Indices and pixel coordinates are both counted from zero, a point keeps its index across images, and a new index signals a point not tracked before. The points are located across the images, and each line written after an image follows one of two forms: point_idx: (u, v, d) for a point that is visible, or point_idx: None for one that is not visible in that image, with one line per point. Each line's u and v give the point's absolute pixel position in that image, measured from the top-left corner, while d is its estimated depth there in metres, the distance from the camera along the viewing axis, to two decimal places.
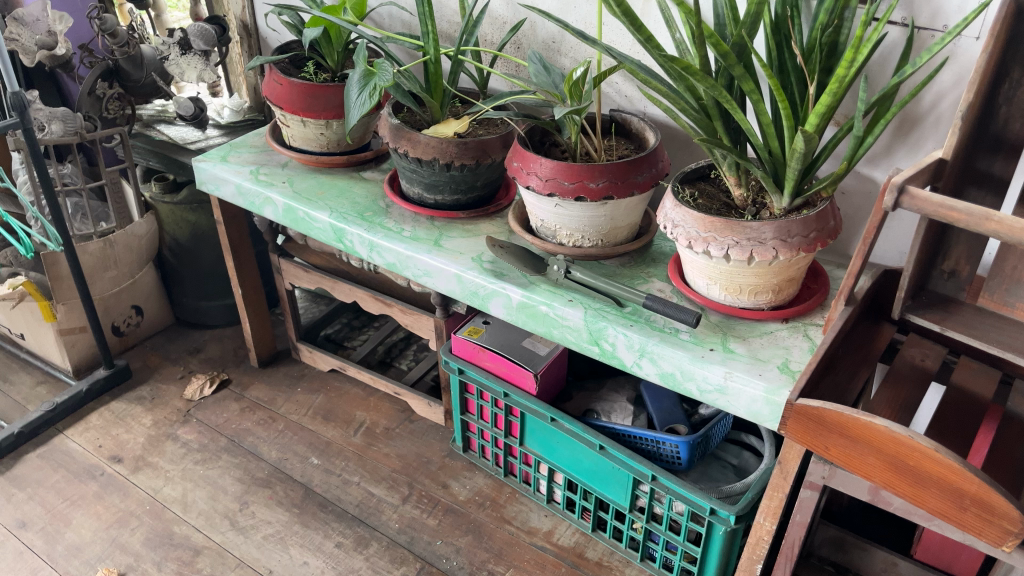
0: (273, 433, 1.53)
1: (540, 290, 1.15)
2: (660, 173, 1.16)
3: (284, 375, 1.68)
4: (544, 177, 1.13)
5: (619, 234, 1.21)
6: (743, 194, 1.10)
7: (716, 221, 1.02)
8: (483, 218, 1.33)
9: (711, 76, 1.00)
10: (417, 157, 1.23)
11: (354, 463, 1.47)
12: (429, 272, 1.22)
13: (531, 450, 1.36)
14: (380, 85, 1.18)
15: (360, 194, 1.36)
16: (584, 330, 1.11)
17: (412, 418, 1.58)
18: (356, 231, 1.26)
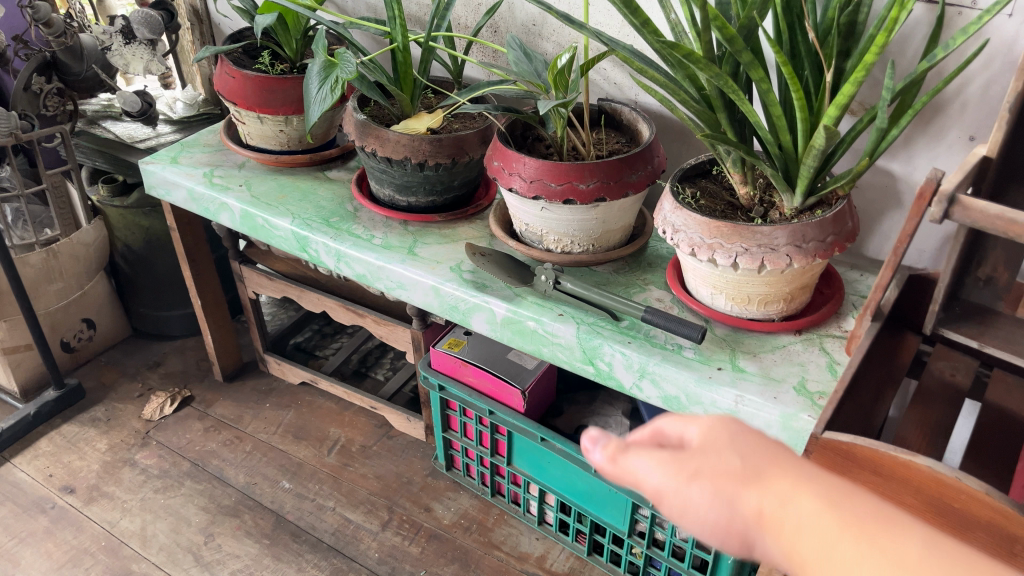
0: (241, 455, 1.42)
1: (527, 303, 1.03)
2: (656, 171, 1.05)
3: (252, 390, 1.55)
4: (528, 178, 1.02)
5: (612, 237, 1.09)
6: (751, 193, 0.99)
7: (723, 225, 0.92)
8: (462, 221, 1.21)
9: (716, 63, 0.89)
10: (386, 156, 1.13)
11: (329, 486, 1.36)
12: (403, 284, 1.10)
13: (520, 470, 1.26)
14: (343, 78, 1.08)
15: (324, 197, 1.24)
16: (577, 348, 0.99)
17: (390, 433, 1.46)
18: (322, 239, 1.14)
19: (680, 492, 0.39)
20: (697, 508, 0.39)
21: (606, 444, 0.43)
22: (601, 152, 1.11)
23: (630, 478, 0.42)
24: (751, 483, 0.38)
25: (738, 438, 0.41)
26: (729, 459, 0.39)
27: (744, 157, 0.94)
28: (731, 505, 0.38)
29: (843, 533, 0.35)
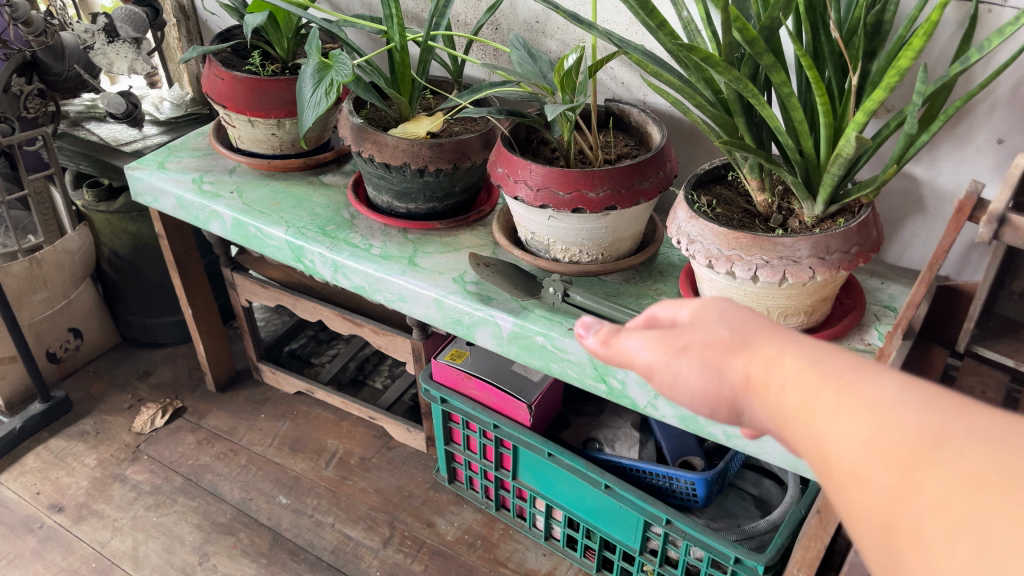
0: (236, 469, 1.37)
1: (535, 317, 0.99)
2: (668, 176, 1.01)
3: (245, 400, 1.50)
4: (534, 187, 0.97)
5: (622, 245, 1.04)
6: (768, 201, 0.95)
7: (742, 236, 0.88)
8: (464, 227, 1.16)
9: (735, 65, 0.84)
10: (384, 162, 1.08)
11: (328, 501, 1.32)
12: (404, 296, 1.06)
13: (525, 484, 1.21)
14: (338, 81, 1.02)
15: (319, 203, 1.19)
16: (588, 365, 0.95)
17: (390, 445, 1.41)
18: (318, 249, 1.09)
19: (668, 364, 0.47)
20: (691, 378, 0.46)
21: (599, 328, 0.51)
22: (609, 156, 1.07)
23: (624, 354, 0.50)
24: (737, 357, 0.45)
25: (738, 318, 0.47)
26: (716, 333, 0.47)
27: (763, 164, 0.90)
28: (716, 371, 0.45)
29: (817, 383, 0.39)
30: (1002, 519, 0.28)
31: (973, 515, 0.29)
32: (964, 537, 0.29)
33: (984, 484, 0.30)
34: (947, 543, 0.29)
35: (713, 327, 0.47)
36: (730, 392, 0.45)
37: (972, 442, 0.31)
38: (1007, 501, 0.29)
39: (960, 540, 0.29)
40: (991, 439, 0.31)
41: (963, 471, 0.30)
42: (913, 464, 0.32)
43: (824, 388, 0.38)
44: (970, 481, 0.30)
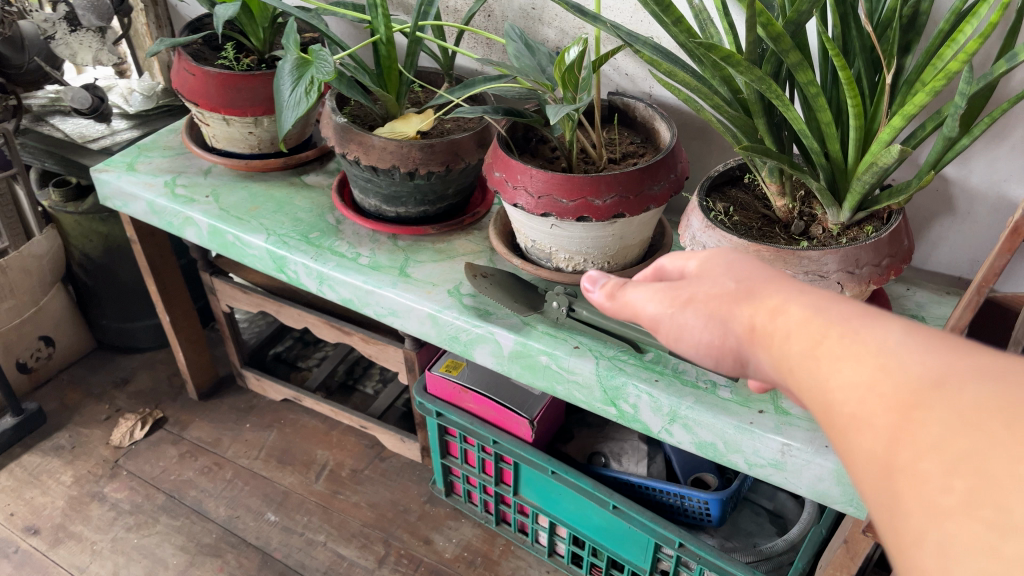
0: (220, 484, 1.30)
1: (538, 334, 0.92)
2: (679, 179, 0.93)
3: (230, 409, 1.42)
4: (535, 193, 0.90)
5: (630, 252, 0.97)
6: (789, 206, 0.88)
7: (764, 249, 0.80)
8: (458, 232, 1.08)
9: (757, 63, 0.76)
10: (371, 165, 1.00)
11: (318, 517, 1.25)
12: (395, 311, 0.98)
13: (527, 500, 1.15)
14: (320, 78, 0.94)
15: (301, 207, 1.10)
16: (597, 387, 0.88)
17: (383, 455, 1.35)
18: (301, 260, 1.01)
19: (664, 311, 0.70)
20: (693, 325, 0.67)
21: (604, 286, 0.75)
22: (614, 154, 1.00)
23: (624, 299, 0.75)
24: (746, 310, 0.61)
25: (721, 270, 0.68)
26: (724, 287, 0.65)
27: (785, 169, 0.82)
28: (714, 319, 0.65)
29: (825, 330, 0.43)
30: (985, 445, 0.31)
31: (968, 448, 0.31)
32: (950, 461, 0.32)
33: (974, 417, 0.32)
34: (931, 464, 0.32)
35: (717, 281, 0.66)
36: (742, 337, 0.60)
37: (971, 386, 0.34)
38: (991, 432, 0.31)
39: (949, 463, 0.32)
40: (982, 378, 0.34)
41: (954, 406, 0.33)
42: (915, 401, 0.35)
43: (831, 336, 0.42)
44: (965, 417, 0.33)
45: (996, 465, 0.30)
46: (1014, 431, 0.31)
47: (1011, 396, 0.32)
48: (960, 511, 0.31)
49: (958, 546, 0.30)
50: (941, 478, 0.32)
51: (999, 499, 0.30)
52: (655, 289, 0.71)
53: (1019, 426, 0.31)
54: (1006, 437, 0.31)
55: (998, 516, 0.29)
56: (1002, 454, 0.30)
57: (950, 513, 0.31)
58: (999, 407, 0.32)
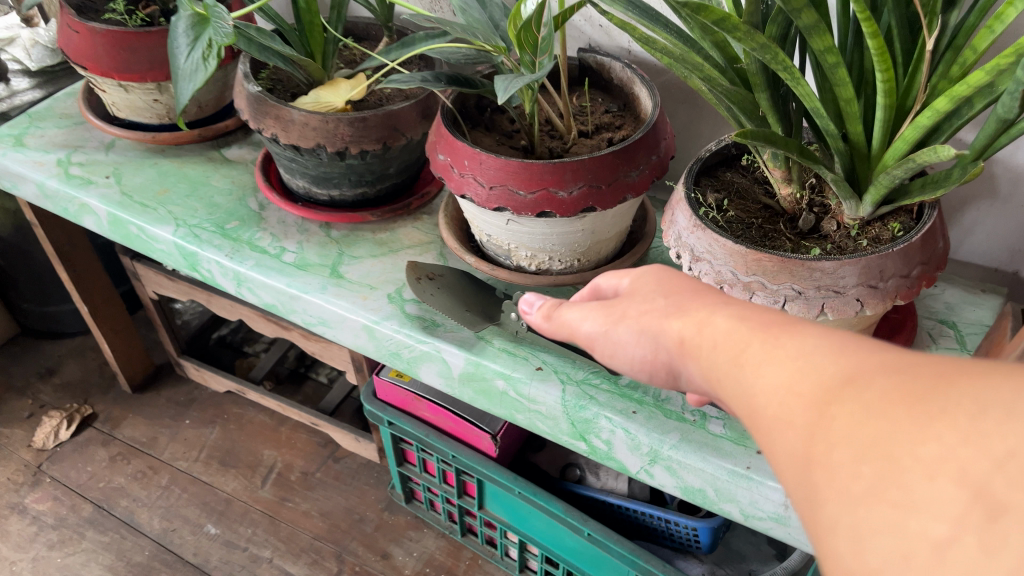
0: (155, 492, 1.16)
1: (494, 352, 0.77)
2: (663, 161, 0.77)
3: (167, 402, 1.27)
4: (486, 184, 0.73)
5: (604, 247, 0.81)
6: (795, 194, 0.72)
7: (766, 257, 0.65)
8: (405, 217, 0.92)
9: (759, 26, 0.58)
10: (293, 144, 0.83)
11: (264, 530, 1.12)
12: (326, 320, 0.82)
13: (494, 515, 1.02)
14: (219, 42, 0.76)
15: (219, 189, 0.94)
16: (562, 418, 0.73)
17: (337, 454, 1.21)
18: (215, 258, 0.85)
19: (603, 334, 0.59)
20: (628, 343, 0.57)
21: (537, 305, 0.65)
22: (585, 127, 0.84)
23: (562, 324, 0.65)
24: (677, 324, 0.50)
25: (659, 276, 0.58)
26: (656, 304, 0.55)
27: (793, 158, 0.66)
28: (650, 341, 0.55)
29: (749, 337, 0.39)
30: (891, 426, 0.27)
31: (879, 430, 0.27)
32: (854, 449, 0.28)
33: (877, 403, 0.28)
34: (836, 454, 0.28)
35: (648, 298, 0.56)
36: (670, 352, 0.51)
37: (881, 371, 0.30)
38: (894, 415, 0.27)
39: (853, 452, 0.28)
40: (889, 368, 0.30)
41: (861, 393, 0.29)
42: (825, 395, 0.31)
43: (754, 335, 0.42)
44: (873, 402, 0.28)
45: (899, 446, 0.26)
46: (916, 413, 0.27)
47: (915, 378, 0.28)
48: (871, 497, 0.26)
49: (864, 536, 0.25)
50: (846, 467, 0.27)
51: (900, 478, 0.25)
52: (588, 306, 0.62)
53: (925, 404, 0.27)
54: (908, 418, 0.27)
55: (902, 496, 0.25)
56: (909, 432, 0.26)
57: (855, 502, 0.26)
58: (904, 389, 0.28)
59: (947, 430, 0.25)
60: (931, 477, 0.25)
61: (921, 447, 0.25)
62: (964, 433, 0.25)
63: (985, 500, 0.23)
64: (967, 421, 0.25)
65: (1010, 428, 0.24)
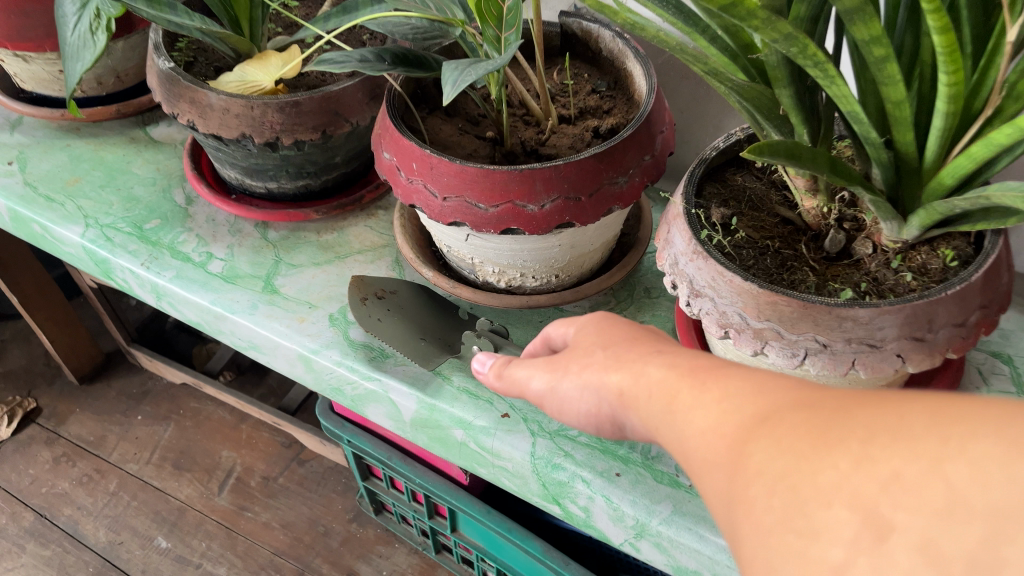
0: (102, 500, 1.06)
1: (452, 393, 0.64)
2: (660, 160, 0.63)
3: (118, 395, 1.16)
4: (439, 193, 0.60)
5: (588, 260, 0.67)
6: (821, 208, 0.58)
7: (783, 300, 0.51)
8: (359, 212, 0.79)
9: (783, 6, 0.43)
10: (214, 135, 0.69)
11: (220, 544, 1.01)
12: (257, 345, 0.69)
13: (469, 540, 0.90)
14: (109, 13, 0.62)
15: (140, 177, 0.80)
16: (532, 478, 0.61)
17: (302, 456, 1.10)
18: (129, 266, 0.72)
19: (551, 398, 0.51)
20: (574, 398, 0.49)
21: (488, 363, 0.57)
22: (567, 112, 0.69)
23: (515, 384, 0.55)
24: (617, 375, 0.45)
25: (603, 327, 0.50)
26: (593, 358, 0.48)
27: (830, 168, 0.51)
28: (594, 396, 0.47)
29: (681, 384, 0.37)
30: (797, 456, 0.25)
31: (786, 465, 0.25)
32: (765, 482, 0.26)
33: (786, 435, 0.26)
34: (752, 489, 0.26)
35: (588, 350, 0.49)
36: (613, 403, 0.45)
37: (794, 403, 0.28)
38: (799, 444, 0.25)
39: (764, 485, 0.26)
40: (806, 400, 0.28)
41: (776, 425, 0.27)
42: (744, 431, 0.29)
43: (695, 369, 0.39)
44: (782, 436, 0.26)
45: (803, 475, 0.24)
46: (820, 439, 0.25)
47: (821, 409, 0.27)
48: (775, 531, 0.24)
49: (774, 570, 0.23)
50: (759, 502, 0.25)
51: (805, 509, 0.23)
52: (532, 362, 0.54)
53: (825, 433, 0.25)
54: (806, 448, 0.25)
55: (804, 525, 0.23)
56: (810, 462, 0.24)
57: (764, 535, 0.24)
58: (811, 418, 0.26)
59: (842, 454, 0.24)
60: (829, 503, 0.23)
61: (819, 475, 0.24)
62: (860, 456, 0.23)
63: (878, 524, 0.21)
64: (860, 444, 0.24)
65: (900, 448, 0.23)
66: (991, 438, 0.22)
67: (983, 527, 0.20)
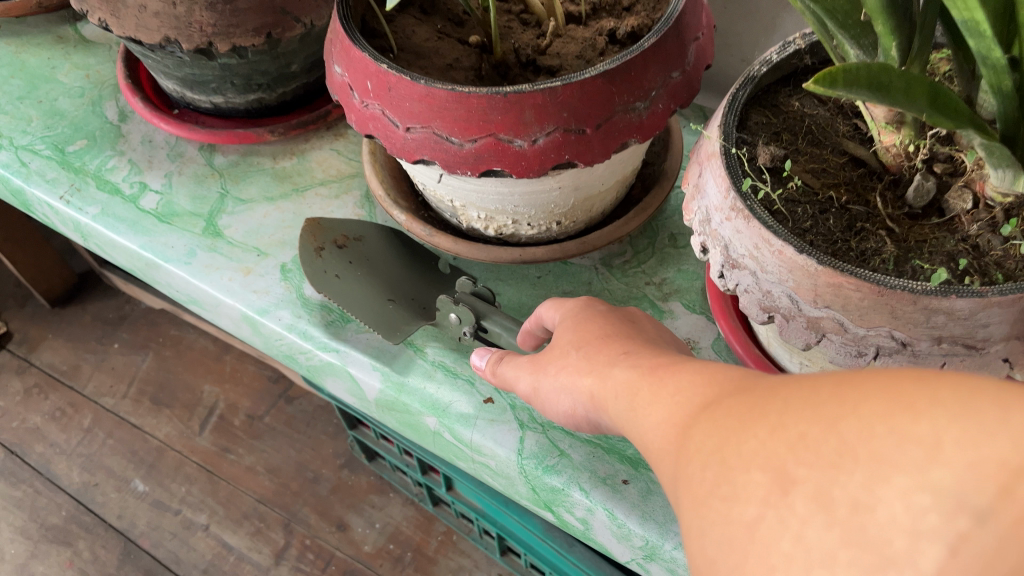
0: (76, 437, 0.98)
1: (425, 369, 0.52)
2: (693, 79, 0.48)
3: (94, 321, 1.08)
4: (400, 122, 0.46)
5: (596, 202, 0.54)
6: (904, 146, 0.41)
7: (850, 283, 0.34)
8: (325, 132, 0.66)
9: None
10: (133, 39, 0.55)
11: (200, 488, 0.93)
12: (195, 299, 0.58)
13: (466, 503, 0.80)
14: None
15: (66, 88, 0.68)
16: (519, 481, 0.49)
17: (291, 394, 1.02)
18: (46, 199, 0.60)
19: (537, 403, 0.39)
20: (558, 402, 0.36)
21: (485, 355, 0.44)
22: (576, 9, 0.55)
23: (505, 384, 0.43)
24: (587, 379, 0.33)
25: (585, 327, 0.37)
26: (566, 363, 0.36)
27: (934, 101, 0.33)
28: (567, 399, 0.36)
29: (644, 365, 0.30)
30: (723, 426, 0.20)
31: (713, 443, 0.20)
32: (695, 459, 0.20)
33: (722, 410, 0.21)
34: (683, 471, 0.21)
35: (564, 348, 0.37)
36: (588, 404, 0.33)
37: (745, 380, 0.22)
38: (727, 412, 0.20)
39: (695, 460, 0.20)
40: (746, 375, 0.23)
41: (714, 403, 0.22)
42: (679, 417, 0.23)
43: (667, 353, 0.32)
44: (716, 412, 0.21)
45: (720, 439, 0.19)
46: (741, 403, 0.20)
47: (759, 382, 0.21)
48: (694, 510, 0.19)
49: (698, 553, 0.18)
50: (679, 477, 0.20)
51: (717, 475, 0.18)
52: (520, 359, 0.41)
53: (755, 400, 0.19)
54: (732, 419, 0.20)
55: (719, 493, 0.18)
56: (735, 433, 0.19)
57: (680, 509, 0.20)
58: (747, 392, 0.21)
59: (760, 421, 0.18)
60: (743, 469, 0.18)
61: (738, 445, 0.18)
62: (776, 417, 0.18)
63: (776, 476, 0.17)
64: (777, 407, 0.18)
65: (812, 400, 0.17)
66: (902, 380, 0.16)
67: (864, 469, 0.15)
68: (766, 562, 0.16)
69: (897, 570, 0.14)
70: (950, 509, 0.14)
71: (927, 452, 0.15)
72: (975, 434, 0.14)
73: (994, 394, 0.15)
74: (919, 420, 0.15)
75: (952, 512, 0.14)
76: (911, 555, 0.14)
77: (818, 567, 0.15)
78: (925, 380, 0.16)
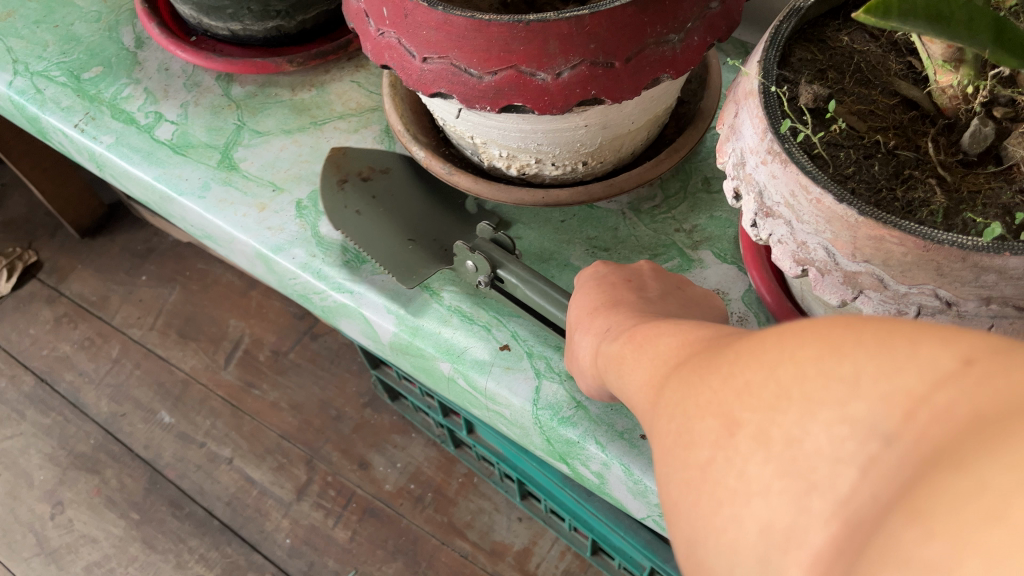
0: (104, 366, 0.99)
1: (440, 314, 0.50)
2: (733, 10, 0.44)
3: (123, 252, 1.08)
4: (417, 53, 0.43)
5: (626, 143, 0.51)
6: (963, 86, 0.38)
7: (893, 236, 0.31)
8: (346, 62, 0.63)
9: None
10: None
11: (225, 422, 0.94)
12: (209, 234, 0.56)
13: (487, 447, 0.79)
14: None
15: (82, 13, 0.66)
16: (533, 431, 0.47)
17: (315, 331, 1.01)
18: (61, 128, 0.59)
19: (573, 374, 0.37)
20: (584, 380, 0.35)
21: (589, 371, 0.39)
22: None
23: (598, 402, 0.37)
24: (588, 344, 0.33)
25: (585, 293, 0.36)
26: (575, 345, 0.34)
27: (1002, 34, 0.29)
28: (580, 369, 0.35)
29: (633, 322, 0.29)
30: (690, 378, 0.20)
31: (680, 395, 0.20)
32: (665, 411, 0.20)
33: (691, 361, 0.20)
34: (658, 424, 0.20)
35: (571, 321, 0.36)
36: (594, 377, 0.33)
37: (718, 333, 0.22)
38: (696, 364, 0.20)
39: (665, 414, 0.20)
40: (720, 330, 0.22)
41: (688, 356, 0.21)
42: (651, 377, 0.23)
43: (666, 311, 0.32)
44: (686, 363, 0.21)
45: (685, 394, 0.19)
46: (707, 357, 0.20)
47: (731, 334, 0.20)
48: (666, 460, 0.19)
49: (670, 499, 0.18)
50: (655, 432, 0.20)
51: (680, 425, 0.18)
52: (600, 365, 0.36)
53: (718, 350, 0.19)
54: (696, 370, 0.19)
55: (681, 441, 0.18)
56: (698, 383, 0.19)
57: (659, 458, 0.20)
58: (716, 343, 0.20)
59: (717, 370, 0.18)
60: (702, 417, 0.18)
61: (699, 395, 0.18)
62: (731, 364, 0.18)
63: (724, 421, 0.17)
64: (733, 356, 0.18)
65: (760, 347, 0.17)
66: (835, 321, 0.16)
67: (797, 407, 0.15)
68: (721, 498, 0.16)
69: (819, 495, 0.14)
70: (864, 434, 0.14)
71: (846, 386, 0.14)
72: (886, 365, 0.14)
73: (919, 327, 0.15)
74: (844, 357, 0.15)
75: (866, 438, 0.14)
76: (830, 482, 0.14)
77: (758, 498, 0.15)
78: (858, 321, 0.15)
